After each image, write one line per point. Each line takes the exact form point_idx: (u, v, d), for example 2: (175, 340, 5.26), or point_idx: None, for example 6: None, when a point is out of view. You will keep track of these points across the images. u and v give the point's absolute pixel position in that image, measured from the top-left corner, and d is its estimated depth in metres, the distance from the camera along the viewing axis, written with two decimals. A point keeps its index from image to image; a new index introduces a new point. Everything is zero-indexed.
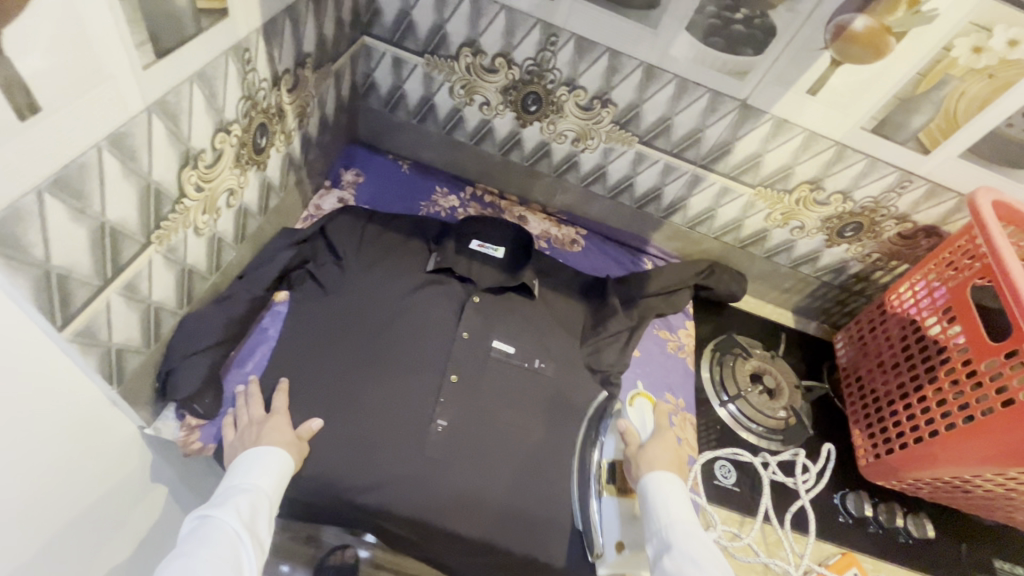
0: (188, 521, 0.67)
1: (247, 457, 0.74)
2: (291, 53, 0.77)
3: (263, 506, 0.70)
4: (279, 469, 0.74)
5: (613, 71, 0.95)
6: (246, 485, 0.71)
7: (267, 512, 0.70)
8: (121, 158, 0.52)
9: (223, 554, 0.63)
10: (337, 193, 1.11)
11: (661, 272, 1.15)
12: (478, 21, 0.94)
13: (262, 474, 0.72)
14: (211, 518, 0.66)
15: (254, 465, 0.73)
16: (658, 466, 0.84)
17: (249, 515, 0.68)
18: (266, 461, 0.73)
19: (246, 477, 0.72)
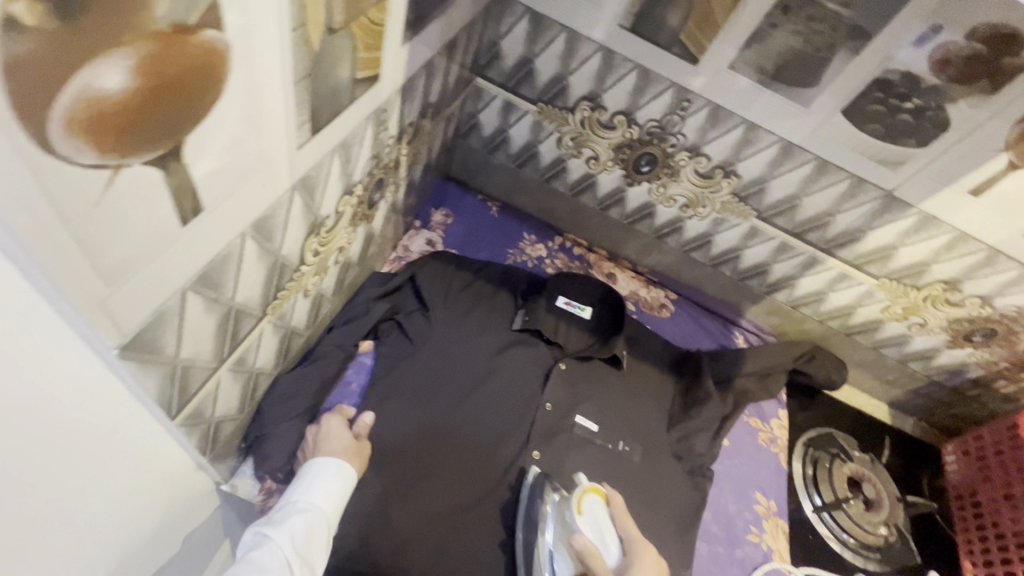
0: (246, 535, 0.61)
1: (313, 473, 0.67)
2: (417, 105, 0.72)
3: (321, 531, 0.63)
4: (339, 491, 0.67)
5: (746, 143, 0.87)
6: (306, 504, 0.64)
7: (322, 539, 0.62)
8: (260, 241, 0.47)
9: None
10: (426, 234, 1.07)
11: (758, 353, 1.07)
12: (605, 76, 0.87)
13: (325, 494, 0.65)
14: (266, 540, 0.58)
15: (316, 482, 0.65)
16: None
17: (306, 539, 0.61)
18: (329, 480, 0.66)
19: (306, 494, 0.64)
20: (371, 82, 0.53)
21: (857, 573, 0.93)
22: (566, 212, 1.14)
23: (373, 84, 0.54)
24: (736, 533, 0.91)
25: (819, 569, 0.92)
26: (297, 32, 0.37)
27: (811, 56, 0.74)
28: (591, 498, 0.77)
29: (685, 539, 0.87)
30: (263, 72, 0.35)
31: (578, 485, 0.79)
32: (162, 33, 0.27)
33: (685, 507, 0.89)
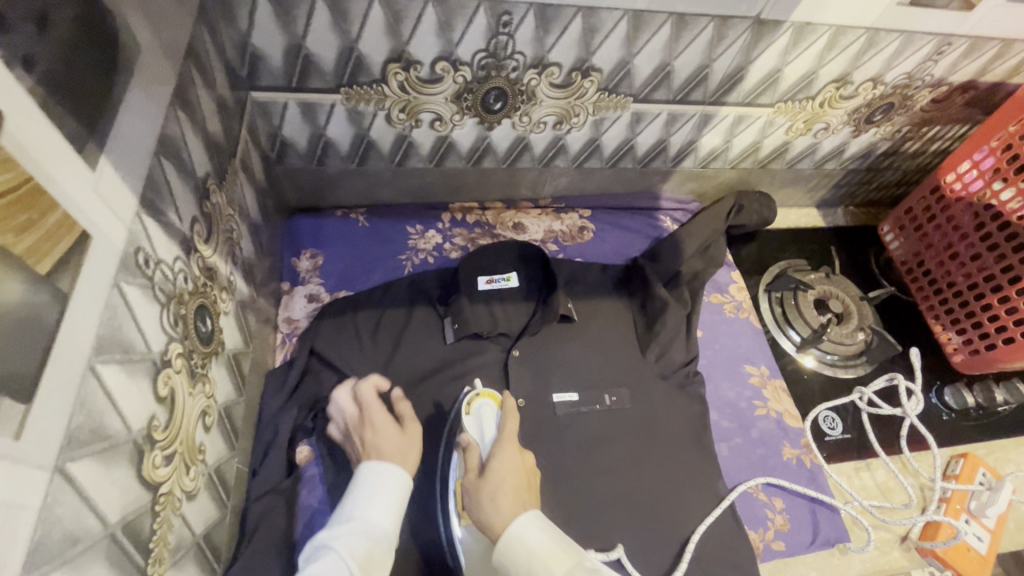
0: (304, 550, 0.57)
1: (370, 486, 0.62)
2: (189, 193, 0.53)
3: (380, 551, 0.57)
4: (397, 501, 0.62)
5: (591, 32, 0.72)
6: (367, 520, 0.59)
7: (384, 557, 0.57)
8: (57, 562, 0.32)
9: None
10: (303, 291, 0.90)
11: (691, 231, 1.01)
12: (399, 26, 0.68)
13: (386, 507, 0.61)
14: (326, 554, 0.54)
15: (375, 493, 0.61)
16: (502, 493, 0.65)
17: (367, 555, 0.56)
18: (385, 491, 0.62)
19: (368, 509, 0.60)
20: (79, 251, 0.35)
21: (856, 386, 0.96)
22: (440, 185, 0.98)
23: (88, 249, 0.36)
24: (745, 417, 0.90)
25: (825, 403, 0.93)
26: None
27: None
28: (485, 401, 0.78)
29: (707, 451, 0.85)
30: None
31: (472, 391, 0.80)
32: None
33: (692, 421, 0.87)
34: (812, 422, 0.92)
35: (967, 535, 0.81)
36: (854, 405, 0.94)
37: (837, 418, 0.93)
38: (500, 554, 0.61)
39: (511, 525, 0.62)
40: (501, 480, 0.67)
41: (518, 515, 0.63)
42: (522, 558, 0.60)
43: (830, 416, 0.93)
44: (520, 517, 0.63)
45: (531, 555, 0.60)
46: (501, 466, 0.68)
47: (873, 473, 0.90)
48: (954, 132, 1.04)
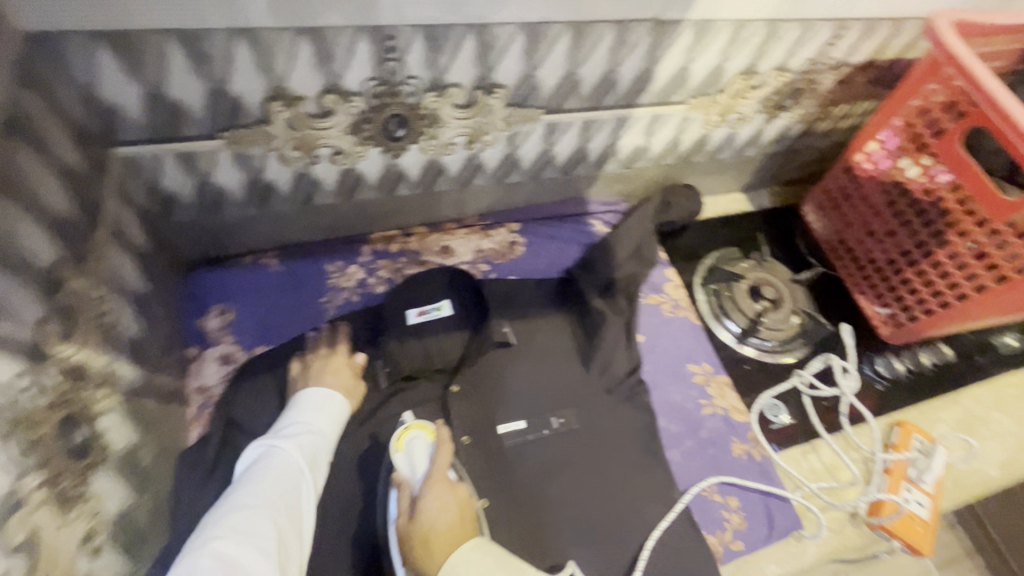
0: (254, 449, 0.67)
1: (312, 400, 0.73)
2: (28, 292, 0.45)
3: (321, 450, 0.69)
4: (335, 415, 0.74)
5: (487, 49, 0.68)
6: (310, 426, 0.70)
7: (325, 454, 0.69)
8: None
9: (287, 481, 0.62)
10: (215, 353, 0.82)
11: (621, 235, 0.99)
12: (272, 62, 0.61)
13: (325, 419, 0.72)
14: (277, 450, 0.65)
15: (314, 406, 0.72)
16: (438, 531, 0.63)
17: (312, 454, 0.68)
18: (327, 405, 0.73)
19: (307, 417, 0.71)
20: None
21: (795, 370, 0.97)
22: (355, 217, 0.91)
23: None
24: (693, 417, 0.90)
25: (768, 391, 0.95)
26: None
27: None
28: (416, 433, 0.74)
29: (659, 461, 0.84)
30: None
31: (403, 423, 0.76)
32: None
33: (641, 430, 0.86)
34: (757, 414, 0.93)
35: (910, 504, 0.84)
36: (795, 390, 0.96)
37: (779, 405, 0.95)
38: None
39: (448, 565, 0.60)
40: (435, 517, 0.65)
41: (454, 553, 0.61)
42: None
43: (774, 404, 0.95)
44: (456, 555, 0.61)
45: None
46: (433, 503, 0.66)
47: (819, 454, 0.92)
48: (862, 109, 1.06)
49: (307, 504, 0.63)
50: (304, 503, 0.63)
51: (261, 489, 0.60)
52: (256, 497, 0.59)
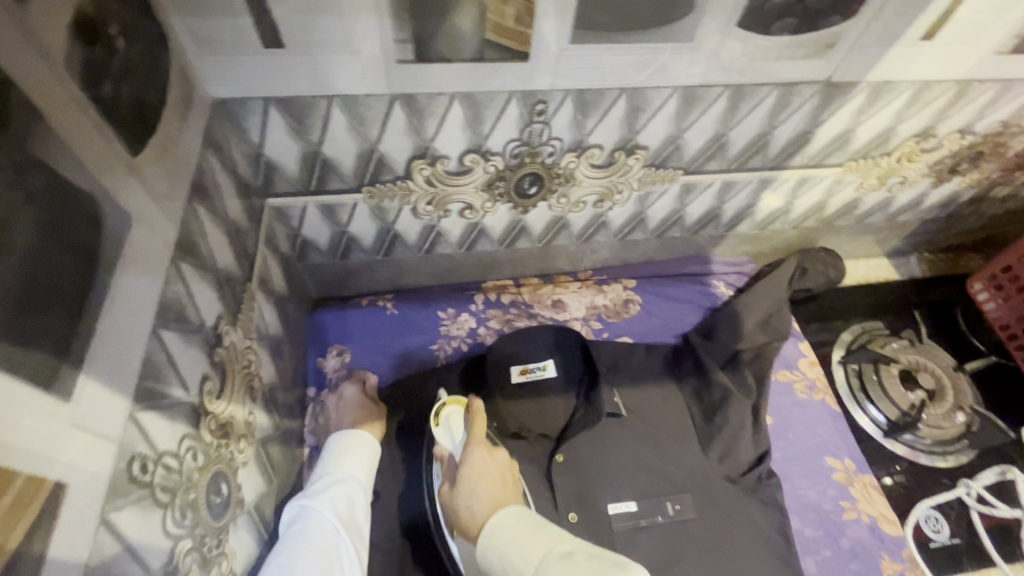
0: (289, 509, 0.62)
1: (345, 444, 0.69)
2: (196, 352, 0.47)
3: (358, 498, 0.64)
4: (367, 459, 0.69)
5: (636, 112, 0.64)
6: (341, 476, 0.65)
7: (362, 504, 0.63)
8: None
9: (323, 545, 0.56)
10: (330, 395, 0.83)
11: (750, 303, 0.90)
12: (422, 125, 0.61)
13: (355, 466, 0.67)
14: (310, 511, 0.59)
15: (343, 454, 0.68)
16: (480, 502, 0.58)
17: (347, 509, 0.62)
18: (356, 452, 0.68)
19: (337, 468, 0.66)
20: (49, 505, 0.29)
21: (960, 479, 0.83)
22: (471, 267, 0.90)
23: (62, 493, 0.30)
24: (832, 520, 0.79)
25: (927, 501, 0.81)
26: None
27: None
28: (453, 408, 0.73)
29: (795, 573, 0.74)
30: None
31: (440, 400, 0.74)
32: None
33: (771, 531, 0.76)
34: (914, 527, 0.79)
35: None
36: (961, 504, 0.81)
37: (942, 519, 0.80)
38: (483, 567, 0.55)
39: (487, 530, 0.56)
40: (474, 485, 0.60)
41: (494, 519, 0.56)
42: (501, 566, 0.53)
43: (934, 517, 0.80)
44: (495, 521, 0.56)
45: (506, 555, 0.53)
46: (473, 472, 0.61)
47: None
48: None
49: (349, 561, 0.57)
50: (346, 557, 0.57)
51: (296, 551, 0.55)
52: (286, 560, 0.54)
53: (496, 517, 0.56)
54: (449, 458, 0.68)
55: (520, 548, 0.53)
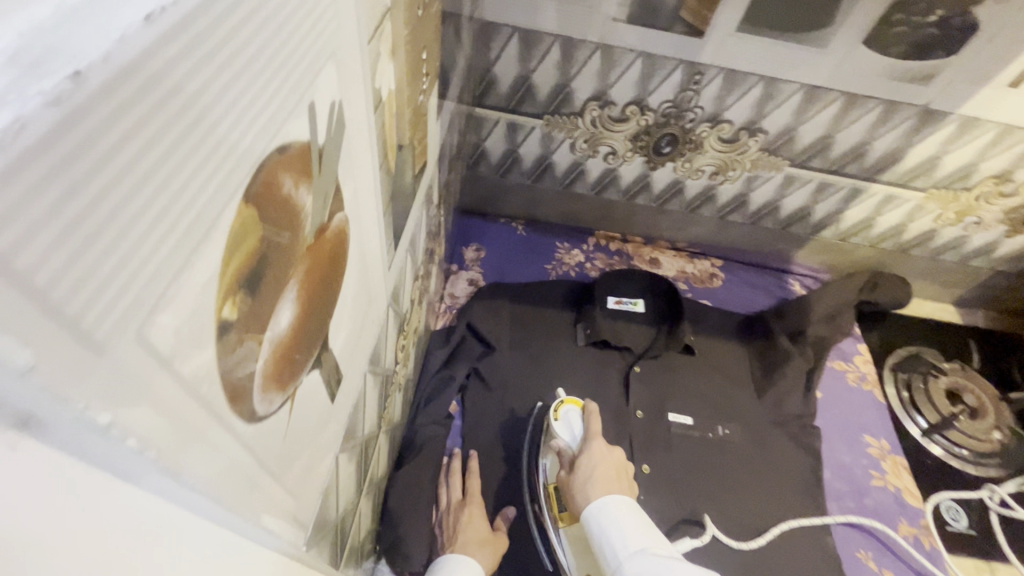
0: None
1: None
2: (445, 165, 0.69)
3: None
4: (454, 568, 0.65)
5: (767, 99, 0.84)
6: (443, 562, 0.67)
7: None
8: (373, 371, 0.45)
9: None
10: (465, 275, 1.04)
11: (822, 296, 1.05)
12: (609, 72, 0.84)
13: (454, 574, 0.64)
14: None
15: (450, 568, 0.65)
16: (595, 484, 0.65)
17: None
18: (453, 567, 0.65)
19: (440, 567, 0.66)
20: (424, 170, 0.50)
21: (986, 485, 0.93)
22: (592, 212, 1.11)
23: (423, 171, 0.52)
24: (861, 483, 0.91)
25: (950, 492, 0.91)
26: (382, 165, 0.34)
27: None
28: (570, 408, 0.79)
29: (818, 504, 0.87)
30: (363, 213, 0.32)
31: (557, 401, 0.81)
32: (308, 245, 0.23)
33: (804, 472, 0.89)
34: (934, 508, 0.89)
35: None
36: (982, 503, 0.91)
37: (961, 511, 0.90)
38: (585, 530, 0.62)
39: (594, 500, 0.63)
40: (591, 470, 0.67)
41: (606, 496, 0.62)
42: (600, 538, 0.59)
43: (954, 508, 0.90)
44: (605, 502, 0.62)
45: (607, 540, 0.58)
46: (590, 460, 0.69)
47: None
48: None
49: None
50: None
51: None
52: None
53: (610, 493, 0.62)
54: (563, 450, 0.74)
55: (625, 533, 0.58)
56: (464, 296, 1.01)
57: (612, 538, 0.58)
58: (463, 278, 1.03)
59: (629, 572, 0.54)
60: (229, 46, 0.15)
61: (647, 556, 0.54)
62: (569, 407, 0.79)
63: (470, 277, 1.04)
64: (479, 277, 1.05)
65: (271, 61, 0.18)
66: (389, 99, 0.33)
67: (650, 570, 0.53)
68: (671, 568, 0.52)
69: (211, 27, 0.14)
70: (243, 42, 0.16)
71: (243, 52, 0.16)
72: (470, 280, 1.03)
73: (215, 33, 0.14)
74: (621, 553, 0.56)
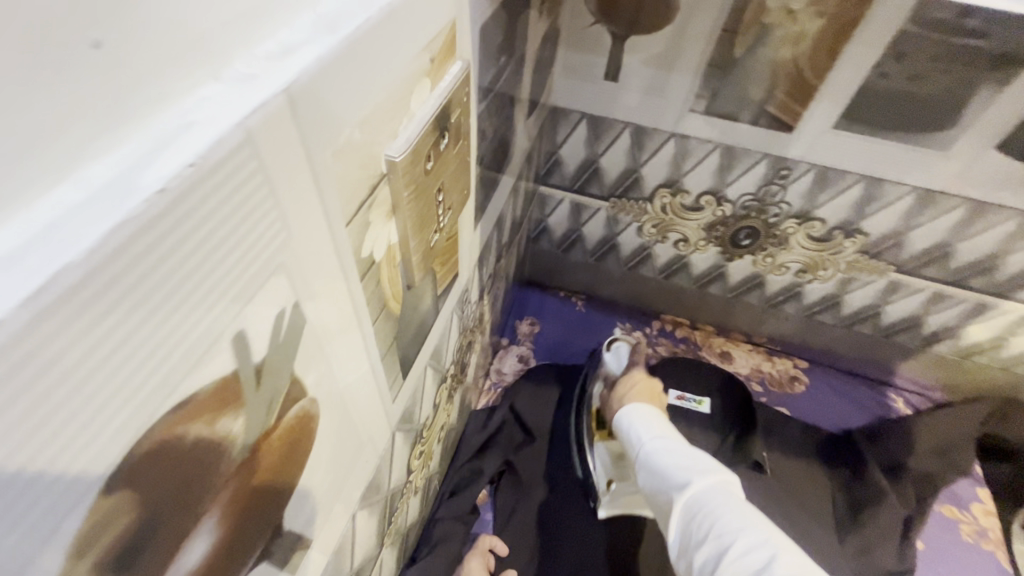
0: None
1: None
2: (491, 256, 0.67)
3: None
4: None
5: (869, 199, 0.73)
6: None
7: None
8: (368, 504, 0.42)
9: None
10: (516, 350, 1.01)
11: (933, 424, 0.87)
12: (683, 161, 0.78)
13: None
14: None
15: None
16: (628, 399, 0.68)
17: None
18: None
19: None
20: (452, 285, 0.48)
21: None
22: (658, 296, 1.03)
23: (454, 284, 0.49)
24: None
25: None
26: (377, 320, 0.32)
27: (917, 96, 0.61)
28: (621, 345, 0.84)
29: None
30: (343, 380, 0.29)
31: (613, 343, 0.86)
32: (239, 463, 0.21)
33: None
34: None
35: None
36: None
37: None
38: (614, 427, 0.65)
39: (625, 407, 0.65)
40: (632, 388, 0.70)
41: (636, 403, 0.65)
42: (627, 428, 0.62)
43: None
44: (637, 407, 0.64)
45: (633, 429, 0.61)
46: (632, 380, 0.72)
47: None
48: None
49: None
50: None
51: None
52: None
53: (639, 402, 0.65)
54: (609, 376, 0.78)
55: (651, 428, 0.60)
56: (510, 375, 0.98)
57: (638, 427, 0.60)
58: (512, 355, 1.00)
59: (649, 451, 0.57)
60: (55, 369, 0.13)
61: (669, 440, 0.57)
62: (620, 343, 0.84)
63: (520, 353, 1.01)
64: (530, 354, 1.01)
65: (157, 332, 0.15)
66: (386, 260, 0.30)
67: (670, 451, 0.55)
68: (692, 456, 0.54)
69: (1, 381, 0.11)
70: (89, 348, 0.13)
71: (91, 357, 0.13)
72: (519, 357, 1.00)
73: (12, 380, 0.12)
74: (645, 440, 0.58)
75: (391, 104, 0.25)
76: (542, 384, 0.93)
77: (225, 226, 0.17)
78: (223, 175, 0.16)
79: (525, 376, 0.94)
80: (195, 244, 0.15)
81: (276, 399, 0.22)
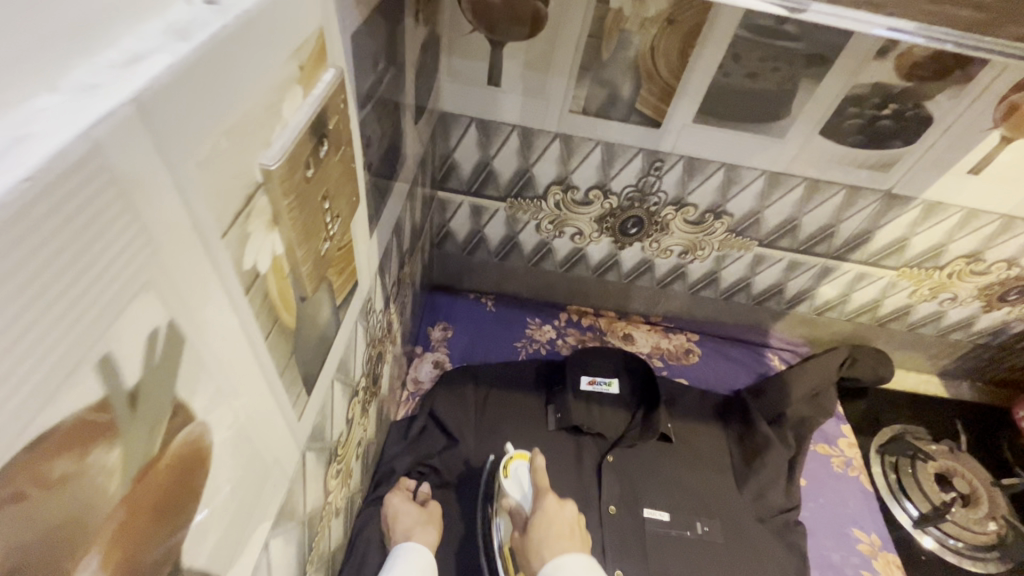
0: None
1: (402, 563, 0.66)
2: (393, 263, 0.67)
3: None
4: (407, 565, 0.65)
5: (730, 184, 0.83)
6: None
7: None
8: (282, 530, 0.40)
9: None
10: (431, 357, 1.00)
11: (801, 375, 1.01)
12: (570, 159, 0.83)
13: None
14: None
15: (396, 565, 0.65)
16: (548, 543, 0.65)
17: None
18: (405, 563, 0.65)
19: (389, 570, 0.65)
20: (352, 294, 0.47)
21: None
22: (562, 289, 1.08)
23: (355, 292, 0.49)
24: None
25: None
26: (270, 335, 0.31)
27: (755, 90, 0.70)
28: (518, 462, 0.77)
29: None
30: (238, 400, 0.28)
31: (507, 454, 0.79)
32: (121, 498, 0.20)
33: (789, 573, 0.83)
34: None
35: None
36: None
37: None
38: None
39: (553, 564, 0.62)
40: (547, 532, 0.66)
41: (563, 557, 0.62)
42: None
43: None
44: (563, 562, 0.62)
45: None
46: (545, 519, 0.67)
47: None
48: None
49: None
50: None
51: None
52: None
53: (566, 557, 0.62)
54: (517, 510, 0.73)
55: None
56: (427, 381, 0.97)
57: None
58: (427, 361, 1.00)
59: None
60: None
61: None
62: (518, 460, 0.78)
63: (434, 359, 1.00)
64: (445, 359, 1.01)
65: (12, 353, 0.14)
66: (274, 270, 0.29)
67: None
68: None
69: None
70: None
71: None
72: (434, 363, 1.00)
73: None
74: None
75: (261, 110, 0.25)
76: (459, 387, 0.94)
77: (74, 245, 0.16)
78: (67, 188, 0.15)
79: (442, 381, 0.94)
80: (44, 260, 0.15)
81: (158, 424, 0.21)
